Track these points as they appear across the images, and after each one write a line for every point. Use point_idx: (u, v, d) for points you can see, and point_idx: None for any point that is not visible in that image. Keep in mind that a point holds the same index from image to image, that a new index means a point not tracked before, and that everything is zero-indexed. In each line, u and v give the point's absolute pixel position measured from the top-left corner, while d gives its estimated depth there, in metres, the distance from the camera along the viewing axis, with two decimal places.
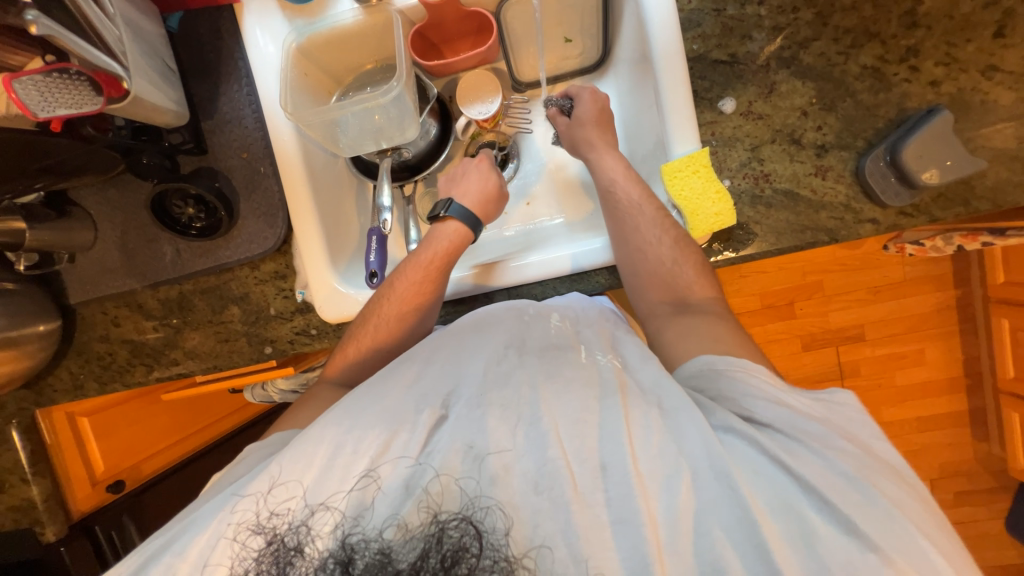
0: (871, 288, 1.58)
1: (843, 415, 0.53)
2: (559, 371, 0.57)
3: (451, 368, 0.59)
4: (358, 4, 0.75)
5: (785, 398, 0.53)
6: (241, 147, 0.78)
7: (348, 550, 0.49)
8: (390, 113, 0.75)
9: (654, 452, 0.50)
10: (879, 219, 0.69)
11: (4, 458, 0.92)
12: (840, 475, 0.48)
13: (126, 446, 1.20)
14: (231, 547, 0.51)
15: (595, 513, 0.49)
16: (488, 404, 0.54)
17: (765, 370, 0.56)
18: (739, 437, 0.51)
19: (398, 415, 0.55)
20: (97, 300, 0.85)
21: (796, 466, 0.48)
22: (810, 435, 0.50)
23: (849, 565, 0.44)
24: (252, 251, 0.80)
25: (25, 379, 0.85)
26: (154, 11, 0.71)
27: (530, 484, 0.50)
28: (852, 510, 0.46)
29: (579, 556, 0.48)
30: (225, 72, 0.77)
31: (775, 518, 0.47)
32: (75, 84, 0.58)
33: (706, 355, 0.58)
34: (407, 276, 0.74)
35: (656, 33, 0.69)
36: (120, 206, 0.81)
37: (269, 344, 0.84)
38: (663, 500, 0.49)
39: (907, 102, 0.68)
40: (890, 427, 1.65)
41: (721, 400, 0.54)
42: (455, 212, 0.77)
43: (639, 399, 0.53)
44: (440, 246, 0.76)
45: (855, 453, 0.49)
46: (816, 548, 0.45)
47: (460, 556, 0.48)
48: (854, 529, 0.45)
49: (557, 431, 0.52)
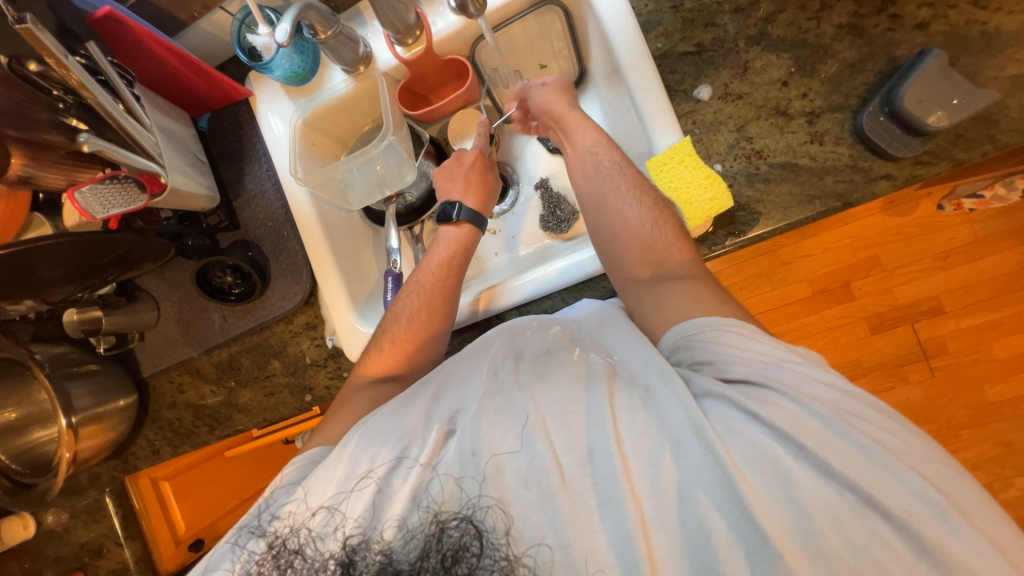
0: (938, 254, 1.42)
1: (819, 363, 0.52)
2: (549, 371, 0.58)
3: (462, 385, 0.61)
4: (348, 74, 0.84)
5: (760, 350, 0.52)
6: (266, 217, 0.88)
7: (348, 552, 0.53)
8: (390, 163, 0.82)
9: (639, 430, 0.51)
10: (894, 174, 0.64)
11: (103, 524, 1.03)
12: (816, 418, 0.47)
13: (203, 506, 1.31)
14: (236, 551, 0.57)
15: (582, 498, 0.50)
16: (483, 410, 0.56)
17: (738, 325, 0.55)
18: (718, 400, 0.50)
19: (408, 433, 0.57)
20: (164, 371, 0.95)
21: (770, 417, 0.47)
22: (787, 382, 0.50)
23: (828, 507, 0.44)
24: (284, 307, 0.87)
25: (112, 449, 0.95)
26: (185, 117, 0.85)
27: (520, 480, 0.52)
28: (826, 452, 0.45)
29: (566, 540, 0.49)
30: (247, 155, 0.89)
31: (753, 472, 0.47)
32: (124, 186, 0.72)
33: (681, 324, 0.58)
34: (427, 270, 0.79)
35: (618, 41, 0.71)
36: (176, 285, 0.92)
37: (308, 391, 0.90)
38: (647, 477, 0.49)
39: (896, 50, 0.66)
40: (1000, 408, 1.43)
41: (701, 366, 0.54)
42: (463, 216, 0.81)
43: (627, 385, 0.55)
44: (450, 246, 0.80)
45: (832, 396, 0.48)
46: (795, 494, 0.45)
47: (460, 555, 0.51)
48: (829, 471, 0.45)
49: (544, 426, 0.53)
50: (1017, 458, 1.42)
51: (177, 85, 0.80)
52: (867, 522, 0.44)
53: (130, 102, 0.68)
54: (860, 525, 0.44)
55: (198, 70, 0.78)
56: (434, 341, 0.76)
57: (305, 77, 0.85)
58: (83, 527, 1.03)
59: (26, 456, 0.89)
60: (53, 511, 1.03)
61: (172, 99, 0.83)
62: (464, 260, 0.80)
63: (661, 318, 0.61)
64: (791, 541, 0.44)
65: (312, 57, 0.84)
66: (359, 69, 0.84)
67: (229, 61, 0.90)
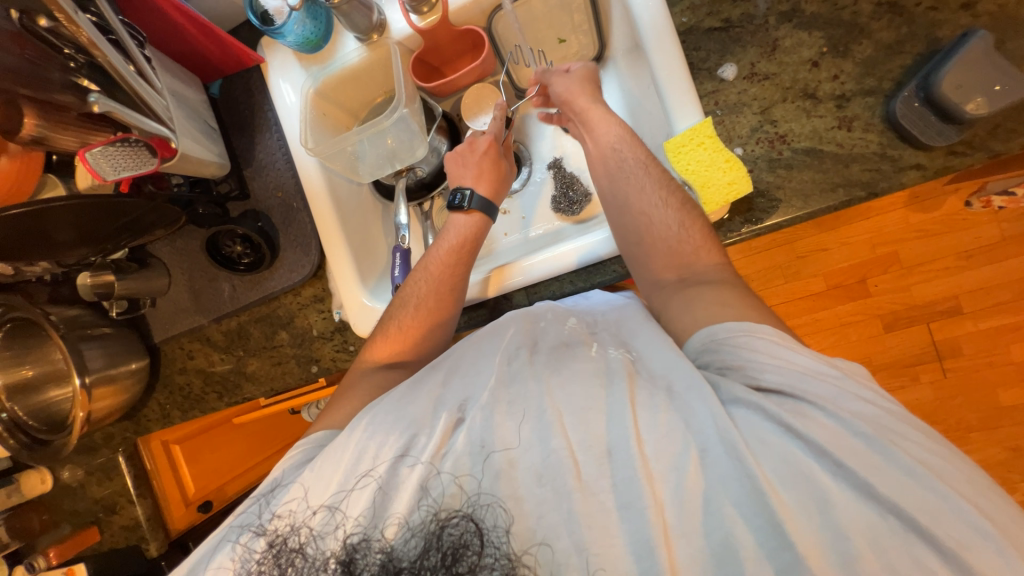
0: (962, 253, 1.38)
1: (857, 376, 0.51)
2: (566, 365, 0.58)
3: (472, 374, 0.60)
4: (362, 43, 0.82)
5: (794, 360, 0.51)
6: (276, 188, 0.87)
7: (348, 550, 0.54)
8: (401, 137, 0.81)
9: (660, 432, 0.50)
10: (925, 164, 0.61)
11: (116, 482, 1.06)
12: (855, 436, 0.46)
13: (211, 470, 1.35)
14: (236, 550, 0.57)
15: (599, 500, 0.50)
16: (495, 402, 0.56)
17: (772, 332, 0.53)
18: (748, 408, 0.49)
19: (417, 420, 0.57)
20: (174, 338, 0.96)
21: (806, 431, 0.46)
22: (824, 396, 0.48)
23: (863, 526, 0.44)
24: (293, 278, 0.88)
25: (124, 411, 0.98)
26: (197, 82, 0.84)
27: (534, 477, 0.52)
28: (867, 472, 0.44)
29: (581, 544, 0.49)
30: (258, 123, 0.88)
31: (785, 488, 0.46)
32: (135, 149, 0.71)
33: (709, 327, 0.56)
34: (436, 256, 0.78)
35: (642, 14, 0.68)
36: (186, 252, 0.92)
37: (315, 363, 0.91)
38: (671, 484, 0.49)
39: (937, 31, 0.62)
40: (1012, 413, 1.41)
41: (729, 371, 0.53)
42: (475, 203, 0.79)
43: (647, 383, 0.54)
44: (461, 232, 0.79)
45: (875, 414, 0.47)
46: (830, 513, 0.44)
47: (460, 553, 0.52)
48: (872, 492, 0.44)
49: (561, 422, 0.53)
50: None
51: (188, 49, 0.79)
52: (910, 548, 0.43)
53: (141, 65, 0.67)
54: (902, 551, 0.43)
55: (210, 34, 0.77)
56: (443, 323, 0.76)
57: (317, 45, 0.83)
58: (97, 484, 1.07)
59: (43, 412, 0.92)
60: (69, 466, 1.07)
61: (184, 63, 0.82)
62: (474, 247, 0.79)
63: (678, 311, 0.60)
64: (827, 562, 0.43)
65: (325, 23, 0.82)
66: (372, 38, 0.82)
67: (241, 26, 0.89)
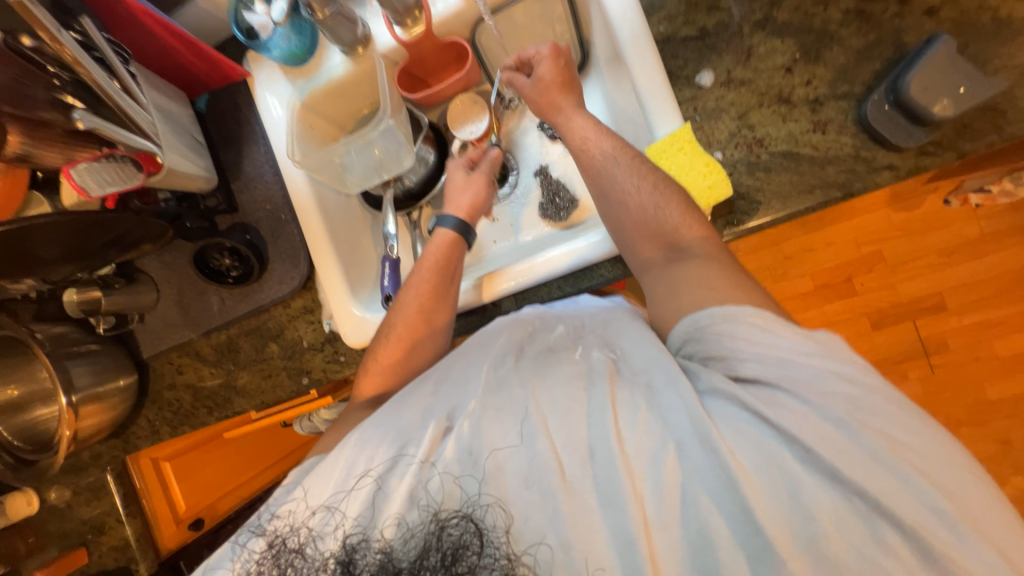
0: (943, 250, 1.41)
1: (838, 352, 0.50)
2: (550, 369, 0.59)
3: (461, 379, 0.61)
4: (347, 56, 0.84)
5: (775, 342, 0.51)
6: (264, 200, 0.88)
7: (348, 550, 0.54)
8: (388, 147, 0.81)
9: (641, 430, 0.51)
10: (897, 164, 0.63)
11: (103, 503, 1.05)
12: (827, 419, 0.46)
13: (203, 486, 1.34)
14: (236, 551, 0.58)
15: (582, 499, 0.51)
16: (483, 409, 0.56)
17: (753, 315, 0.53)
18: (723, 398, 0.50)
19: (406, 433, 0.57)
20: (163, 353, 0.96)
21: (777, 419, 0.47)
22: (800, 380, 0.48)
23: (834, 515, 0.44)
24: (282, 290, 0.88)
25: (113, 428, 0.96)
26: (183, 97, 0.84)
27: (521, 479, 0.52)
28: (835, 456, 0.44)
29: (566, 541, 0.50)
30: (245, 137, 0.88)
31: (759, 476, 0.46)
32: (121, 165, 0.71)
33: (693, 316, 0.56)
34: (411, 283, 0.77)
35: (620, 26, 0.70)
36: (174, 267, 0.92)
37: (306, 374, 0.90)
38: (650, 477, 0.50)
39: (904, 37, 0.64)
40: (998, 406, 1.43)
41: (711, 361, 0.53)
42: (446, 222, 0.80)
43: (628, 383, 0.55)
44: (431, 252, 0.79)
45: (850, 395, 0.47)
46: (799, 498, 0.45)
47: (460, 553, 0.52)
48: (836, 476, 0.44)
49: (546, 426, 0.53)
50: (1014, 455, 1.42)
51: (174, 64, 0.80)
52: (873, 527, 0.43)
53: (126, 81, 0.67)
54: (864, 531, 0.43)
55: (195, 50, 0.78)
56: (432, 343, 0.76)
57: (303, 59, 0.84)
58: (85, 505, 1.05)
59: (28, 432, 0.91)
60: (56, 487, 1.05)
61: (171, 79, 0.83)
62: (448, 264, 0.78)
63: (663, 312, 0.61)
64: (794, 545, 0.44)
65: (311, 38, 0.83)
66: (357, 51, 0.83)
67: (227, 41, 0.89)
